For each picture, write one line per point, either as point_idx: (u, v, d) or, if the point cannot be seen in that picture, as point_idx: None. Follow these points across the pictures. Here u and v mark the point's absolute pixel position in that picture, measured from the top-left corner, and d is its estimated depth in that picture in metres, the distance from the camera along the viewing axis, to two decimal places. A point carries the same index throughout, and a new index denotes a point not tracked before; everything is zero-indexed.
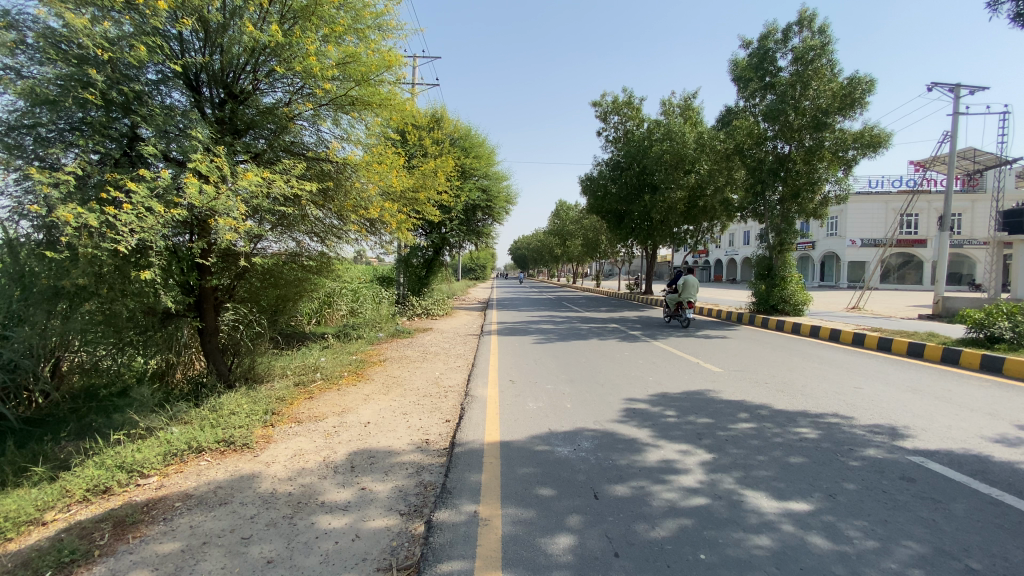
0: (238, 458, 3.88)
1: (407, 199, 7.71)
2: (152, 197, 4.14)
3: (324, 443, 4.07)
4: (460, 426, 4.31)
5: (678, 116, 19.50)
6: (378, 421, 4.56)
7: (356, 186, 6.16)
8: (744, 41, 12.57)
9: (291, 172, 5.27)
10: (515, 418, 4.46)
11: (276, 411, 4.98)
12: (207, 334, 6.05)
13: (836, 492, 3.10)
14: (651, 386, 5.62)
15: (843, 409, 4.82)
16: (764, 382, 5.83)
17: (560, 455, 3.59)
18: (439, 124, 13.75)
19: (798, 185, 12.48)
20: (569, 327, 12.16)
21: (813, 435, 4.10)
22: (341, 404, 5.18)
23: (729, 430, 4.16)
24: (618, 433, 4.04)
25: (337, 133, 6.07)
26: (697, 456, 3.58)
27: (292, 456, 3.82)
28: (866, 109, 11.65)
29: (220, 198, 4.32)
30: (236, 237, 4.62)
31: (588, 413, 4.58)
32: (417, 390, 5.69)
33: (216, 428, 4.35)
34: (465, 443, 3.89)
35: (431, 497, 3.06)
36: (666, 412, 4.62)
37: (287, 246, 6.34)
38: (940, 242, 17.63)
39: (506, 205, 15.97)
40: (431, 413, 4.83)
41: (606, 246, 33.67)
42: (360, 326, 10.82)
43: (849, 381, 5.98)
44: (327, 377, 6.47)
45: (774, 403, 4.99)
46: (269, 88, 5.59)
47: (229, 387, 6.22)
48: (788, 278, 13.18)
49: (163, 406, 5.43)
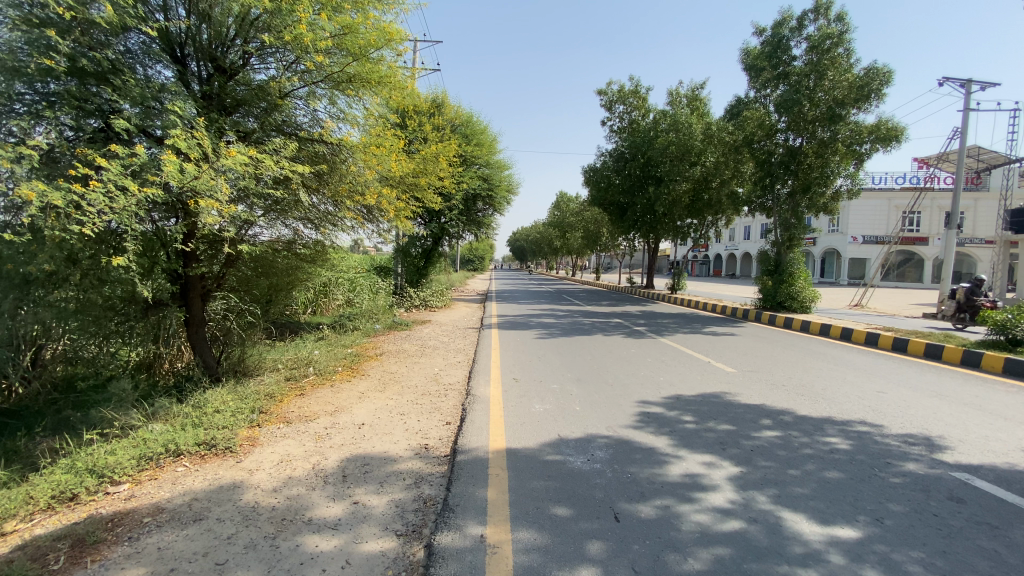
0: (219, 464, 3.50)
1: (408, 185, 7.36)
2: (125, 176, 3.72)
3: (314, 448, 3.72)
4: (461, 430, 3.97)
5: (685, 107, 19.10)
6: (374, 423, 4.23)
7: (353, 169, 5.78)
8: (756, 28, 12.13)
9: (281, 152, 4.84)
10: (521, 422, 4.11)
11: (264, 409, 4.65)
12: (194, 324, 5.73)
13: (882, 515, 2.79)
14: (664, 387, 5.28)
15: (871, 415, 4.51)
16: (781, 385, 5.52)
17: (573, 467, 3.25)
18: (440, 110, 13.35)
19: (809, 179, 12.13)
20: (571, 321, 11.85)
21: (845, 446, 3.79)
22: (333, 403, 4.82)
23: (754, 439, 3.84)
24: (635, 441, 3.71)
25: (330, 112, 5.66)
26: (724, 469, 3.25)
27: (278, 462, 3.48)
28: (883, 101, 11.23)
29: (202, 177, 3.93)
30: (221, 222, 4.21)
31: (600, 417, 4.24)
32: (414, 388, 5.35)
33: (198, 429, 4.04)
34: (469, 450, 3.55)
35: (431, 515, 2.72)
36: (684, 418, 4.29)
37: (277, 232, 5.99)
38: (948, 239, 17.33)
39: (507, 195, 15.57)
40: (429, 414, 4.48)
41: (607, 239, 33.33)
42: (356, 317, 10.51)
43: (870, 384, 5.68)
44: (320, 372, 6.10)
45: (797, 408, 4.67)
46: (260, 63, 5.27)
47: (217, 381, 5.90)
48: (797, 274, 12.82)
49: (144, 401, 5.12)
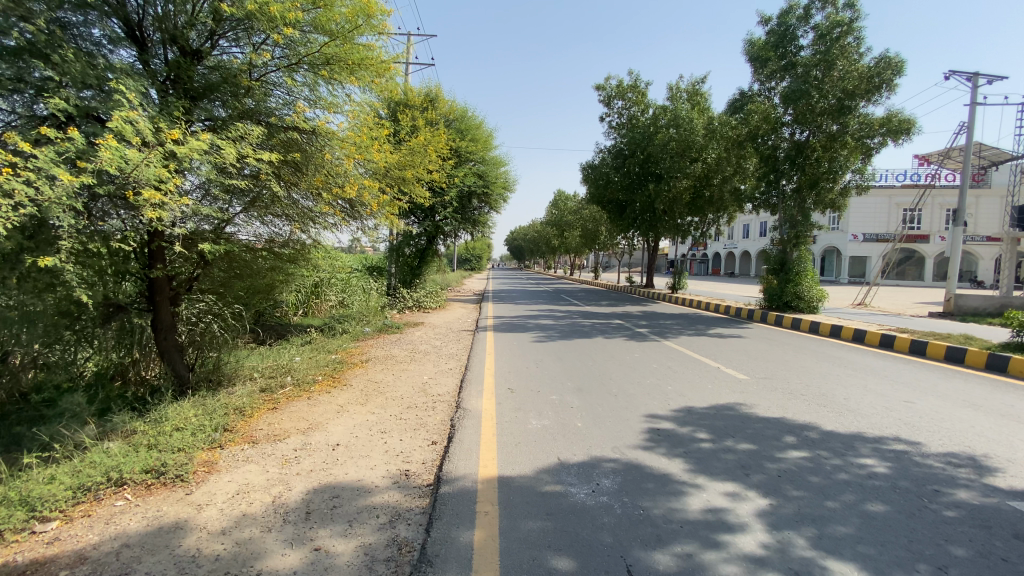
0: (165, 496, 3.02)
1: (394, 179, 6.91)
2: (58, 164, 3.26)
3: (278, 475, 3.25)
4: (448, 453, 3.49)
5: (685, 102, 18.63)
6: (350, 444, 3.75)
7: (330, 159, 5.33)
8: (761, 18, 11.68)
9: (247, 139, 4.34)
10: (515, 442, 3.64)
11: (229, 427, 4.17)
12: (162, 331, 5.25)
13: (945, 563, 2.33)
14: (674, 398, 4.81)
15: (905, 431, 4.05)
16: (799, 395, 5.06)
17: (575, 500, 2.78)
18: (434, 104, 12.89)
19: (816, 173, 11.69)
20: (570, 322, 11.39)
21: (884, 470, 3.33)
22: (308, 419, 4.34)
23: (779, 462, 3.38)
24: (645, 466, 3.24)
25: (307, 96, 5.19)
26: (750, 503, 2.79)
27: (233, 494, 3.00)
28: (895, 92, 10.76)
29: (145, 165, 3.41)
30: (167, 216, 3.69)
31: (604, 436, 3.77)
32: (399, 400, 4.88)
33: (150, 451, 3.58)
34: (455, 480, 3.08)
35: (406, 568, 2.25)
36: (698, 435, 3.83)
37: (257, 228, 5.59)
38: (955, 237, 16.89)
39: (504, 192, 15.09)
40: (413, 432, 4.02)
41: (606, 238, 32.88)
42: (346, 319, 10.02)
43: (895, 393, 5.22)
44: (298, 382, 5.62)
45: (823, 422, 4.21)
46: (228, 44, 4.82)
47: (188, 393, 5.42)
48: (804, 273, 12.37)
49: (102, 416, 4.64)
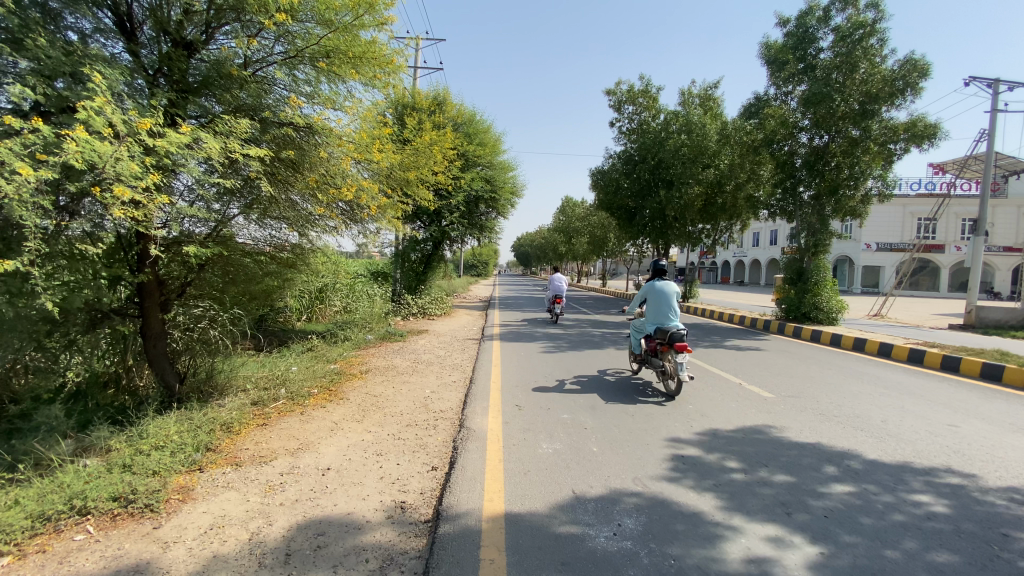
0: (130, 531, 2.68)
1: (397, 180, 6.57)
2: (17, 156, 2.94)
3: (258, 506, 2.90)
4: (449, 482, 3.13)
5: (698, 107, 18.27)
6: (341, 468, 3.40)
7: (327, 158, 5.02)
8: (779, 19, 11.34)
9: (235, 133, 4.00)
10: (523, 471, 3.28)
11: (212, 446, 3.83)
12: (150, 338, 4.94)
13: None
14: (696, 419, 4.43)
15: (958, 462, 3.64)
16: (832, 416, 4.66)
17: (595, 546, 2.41)
18: (442, 107, 12.65)
19: (836, 180, 11.29)
20: (579, 332, 11.00)
21: (943, 510, 2.94)
22: (299, 438, 3.99)
23: (824, 499, 2.99)
24: (672, 502, 2.86)
25: (303, 91, 4.89)
26: (798, 552, 2.40)
27: (205, 530, 2.64)
28: (919, 96, 10.36)
29: (107, 155, 3.05)
30: (141, 215, 3.34)
31: (623, 464, 3.39)
32: (398, 417, 4.52)
33: (123, 473, 3.23)
34: (456, 517, 2.71)
35: None
36: (728, 464, 3.45)
37: (264, 233, 5.48)
38: (976, 247, 16.36)
39: (511, 197, 14.76)
40: (412, 455, 3.66)
41: (615, 245, 32.38)
42: (348, 326, 9.68)
43: (937, 416, 4.80)
44: (292, 395, 5.27)
45: (864, 450, 3.81)
46: (222, 37, 4.55)
47: (177, 404, 5.08)
48: (822, 282, 11.92)
49: (82, 429, 4.31)
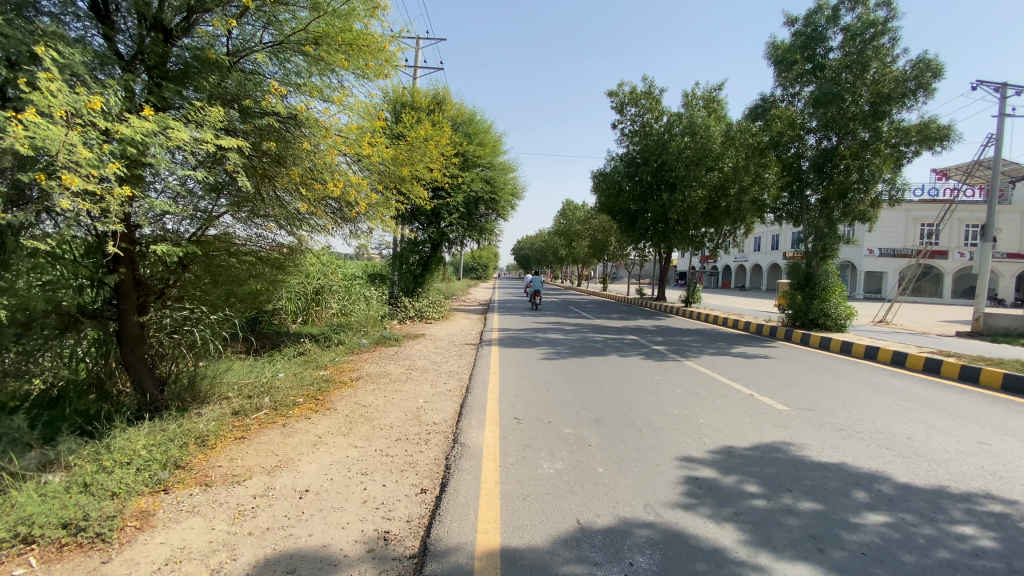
0: (74, 567, 2.36)
1: (391, 177, 6.25)
2: None
3: (223, 536, 2.57)
4: (439, 509, 2.81)
5: (701, 109, 18.00)
6: (320, 490, 3.08)
7: (313, 151, 4.72)
8: (787, 19, 11.08)
9: (210, 122, 3.70)
10: (522, 497, 2.96)
11: (184, 463, 3.51)
12: (127, 343, 4.60)
13: None
14: (709, 435, 4.11)
15: (997, 487, 3.32)
16: (854, 433, 4.34)
17: None
18: (441, 107, 12.40)
19: (846, 183, 10.97)
20: (580, 337, 10.68)
21: (992, 543, 2.63)
22: (278, 454, 3.68)
23: (858, 531, 2.67)
24: (688, 534, 2.54)
25: (290, 81, 4.61)
26: None
27: (158, 567, 2.32)
28: (931, 97, 10.07)
29: (61, 139, 2.75)
30: (99, 207, 3.03)
31: (632, 488, 3.07)
32: (388, 430, 4.21)
33: (78, 494, 2.90)
34: (446, 552, 2.40)
35: None
36: (747, 488, 3.13)
37: (253, 231, 5.33)
38: (985, 253, 16.03)
39: (512, 199, 14.46)
40: (401, 474, 3.35)
41: (617, 248, 32.02)
42: (342, 329, 9.34)
43: (965, 433, 4.48)
44: (277, 404, 4.95)
45: (893, 472, 3.49)
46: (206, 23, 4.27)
47: (154, 413, 4.74)
48: (830, 288, 11.61)
49: (49, 441, 3.98)
